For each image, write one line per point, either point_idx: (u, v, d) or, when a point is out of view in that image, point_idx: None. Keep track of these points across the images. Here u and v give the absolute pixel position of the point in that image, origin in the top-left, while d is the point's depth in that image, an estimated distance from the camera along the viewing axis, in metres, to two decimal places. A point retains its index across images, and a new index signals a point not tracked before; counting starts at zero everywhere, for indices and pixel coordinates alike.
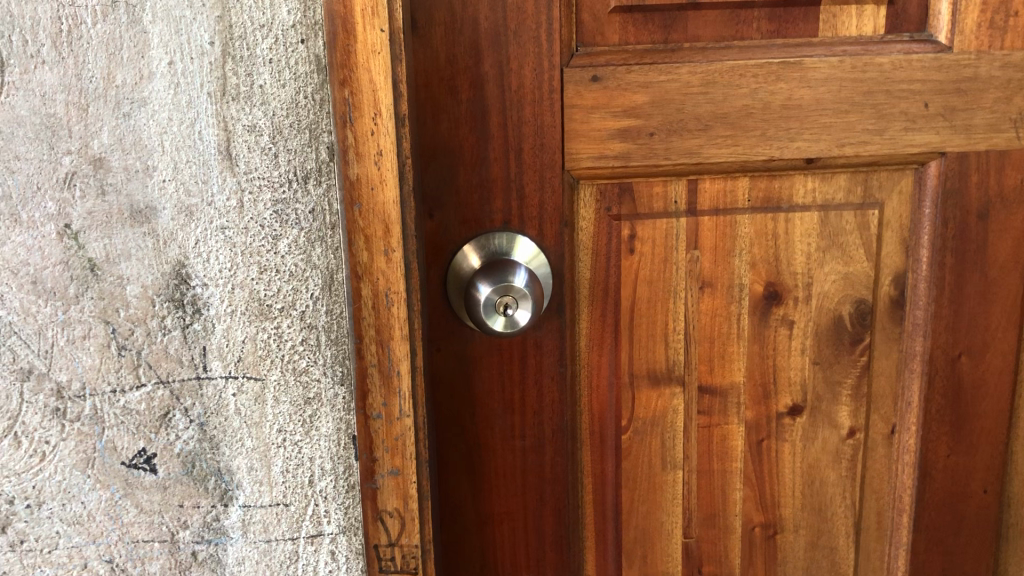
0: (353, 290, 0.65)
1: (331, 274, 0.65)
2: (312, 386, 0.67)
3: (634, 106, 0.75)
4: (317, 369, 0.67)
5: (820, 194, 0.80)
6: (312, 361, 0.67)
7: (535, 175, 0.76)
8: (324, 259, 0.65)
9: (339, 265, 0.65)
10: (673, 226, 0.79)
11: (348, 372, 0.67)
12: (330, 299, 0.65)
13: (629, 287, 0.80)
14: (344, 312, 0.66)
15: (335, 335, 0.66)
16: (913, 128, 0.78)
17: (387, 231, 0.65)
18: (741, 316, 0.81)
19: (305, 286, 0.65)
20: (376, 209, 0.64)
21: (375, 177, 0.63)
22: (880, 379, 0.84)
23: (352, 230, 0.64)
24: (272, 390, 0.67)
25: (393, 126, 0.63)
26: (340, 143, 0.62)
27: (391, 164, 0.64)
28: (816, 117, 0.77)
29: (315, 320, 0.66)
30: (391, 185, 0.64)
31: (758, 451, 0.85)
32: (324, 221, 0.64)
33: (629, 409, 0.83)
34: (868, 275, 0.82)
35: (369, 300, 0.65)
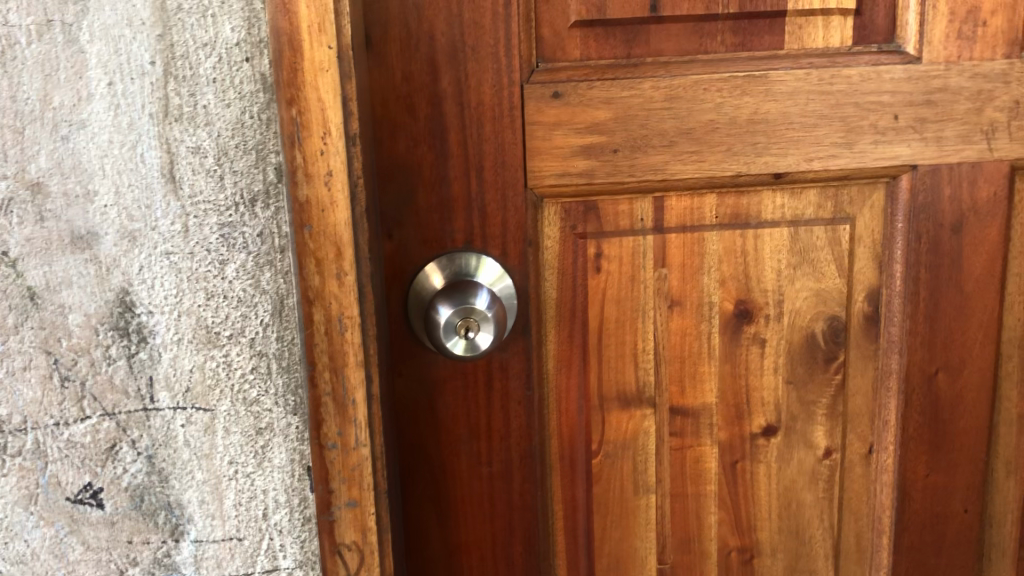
0: (305, 315, 0.63)
1: (281, 299, 0.63)
2: (263, 416, 0.65)
3: (597, 122, 0.74)
4: (268, 399, 0.65)
5: (789, 210, 0.78)
6: (263, 390, 0.64)
7: (497, 193, 0.74)
8: (273, 284, 0.63)
9: (289, 290, 0.63)
10: (640, 243, 0.77)
11: (301, 400, 0.65)
12: (281, 325, 0.63)
13: (597, 307, 0.78)
14: (295, 338, 0.64)
15: (287, 362, 0.64)
16: (883, 141, 0.76)
17: (339, 254, 0.62)
18: (712, 335, 0.79)
19: (254, 313, 0.63)
20: (327, 230, 0.62)
21: (325, 198, 0.61)
22: (856, 399, 0.82)
23: (303, 253, 0.62)
24: (222, 421, 0.65)
25: (344, 146, 0.61)
26: (288, 163, 0.61)
27: (342, 184, 0.61)
28: (784, 131, 0.75)
29: (265, 347, 0.64)
30: (343, 207, 0.61)
31: (732, 473, 0.83)
32: (272, 245, 0.62)
33: (599, 432, 0.81)
34: (841, 292, 0.80)
35: (321, 325, 0.63)
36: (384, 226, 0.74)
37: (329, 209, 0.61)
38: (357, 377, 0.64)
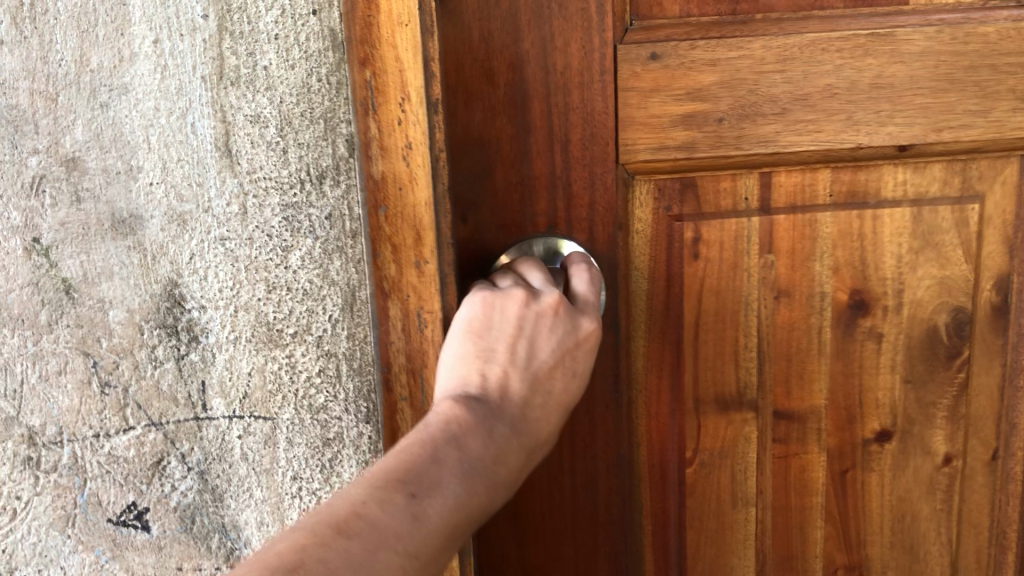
0: (380, 309, 0.53)
1: (353, 292, 0.54)
2: (332, 425, 0.56)
3: (699, 87, 0.65)
4: (337, 406, 0.56)
5: (912, 187, 0.69)
6: (331, 396, 0.55)
7: (585, 170, 0.66)
8: (344, 273, 0.54)
9: (363, 281, 0.54)
10: (744, 226, 0.69)
11: (374, 407, 0.56)
12: (351, 321, 0.54)
13: (693, 298, 0.70)
14: (368, 336, 0.55)
15: (358, 364, 0.55)
16: (1021, 108, 0.67)
17: (418, 239, 0.52)
18: (822, 329, 0.71)
19: (321, 307, 0.54)
20: (406, 213, 0.52)
21: (403, 176, 0.52)
22: (980, 400, 0.73)
23: (377, 238, 0.52)
24: (285, 432, 0.56)
25: (424, 113, 0.51)
26: (361, 135, 0.51)
27: (422, 158, 0.51)
28: (910, 97, 0.66)
29: (334, 346, 0.55)
30: (423, 184, 0.51)
31: (840, 483, 0.74)
32: (343, 228, 0.53)
33: (694, 439, 0.72)
34: (967, 279, 0.71)
35: (398, 321, 0.54)
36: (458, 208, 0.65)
37: (408, 188, 0.52)
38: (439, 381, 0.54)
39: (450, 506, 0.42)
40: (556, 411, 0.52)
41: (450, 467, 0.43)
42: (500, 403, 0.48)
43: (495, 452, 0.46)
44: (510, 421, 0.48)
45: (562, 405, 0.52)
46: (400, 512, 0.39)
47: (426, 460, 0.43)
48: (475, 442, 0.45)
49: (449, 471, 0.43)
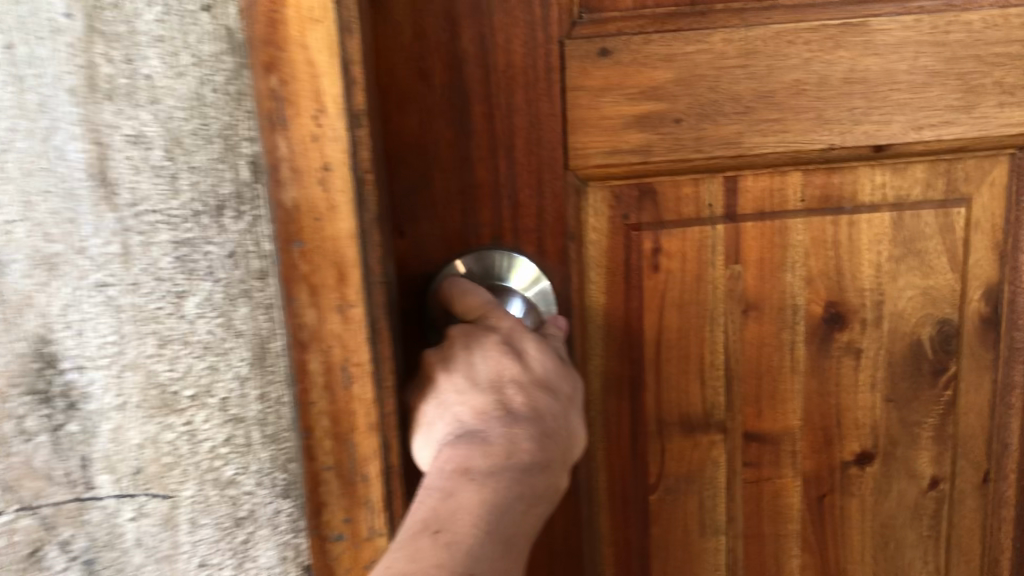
0: (299, 363, 0.50)
1: (264, 344, 0.51)
2: (242, 500, 0.54)
3: (655, 85, 0.59)
4: (248, 479, 0.54)
5: (892, 189, 0.63)
6: (240, 467, 0.53)
7: (533, 176, 0.60)
8: (251, 324, 0.51)
9: (274, 332, 0.51)
10: (708, 235, 0.63)
11: (292, 479, 0.54)
12: (262, 380, 0.52)
13: (654, 313, 0.64)
14: (283, 397, 0.53)
15: (273, 430, 0.53)
16: (1009, 103, 0.61)
17: (341, 279, 0.48)
18: (795, 345, 0.65)
19: (226, 363, 0.51)
20: (325, 245, 0.48)
21: (320, 203, 0.47)
22: (969, 419, 0.68)
23: (293, 276, 0.48)
24: (186, 508, 0.54)
25: (343, 128, 0.46)
26: (269, 153, 0.46)
27: (342, 180, 0.47)
28: (887, 92, 0.60)
29: (241, 409, 0.52)
30: (344, 214, 0.47)
31: (817, 510, 0.69)
32: (248, 268, 0.50)
33: (658, 464, 0.67)
34: (953, 290, 0.65)
35: (320, 375, 0.50)
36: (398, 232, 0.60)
37: (327, 217, 0.47)
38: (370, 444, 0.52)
39: (480, 515, 0.45)
40: (553, 390, 0.54)
41: (461, 490, 0.47)
42: (481, 419, 0.51)
43: (500, 461, 0.49)
44: (502, 424, 0.51)
45: (556, 384, 0.54)
46: (432, 548, 0.43)
47: (438, 501, 0.46)
48: (478, 463, 0.48)
49: (460, 494, 0.46)
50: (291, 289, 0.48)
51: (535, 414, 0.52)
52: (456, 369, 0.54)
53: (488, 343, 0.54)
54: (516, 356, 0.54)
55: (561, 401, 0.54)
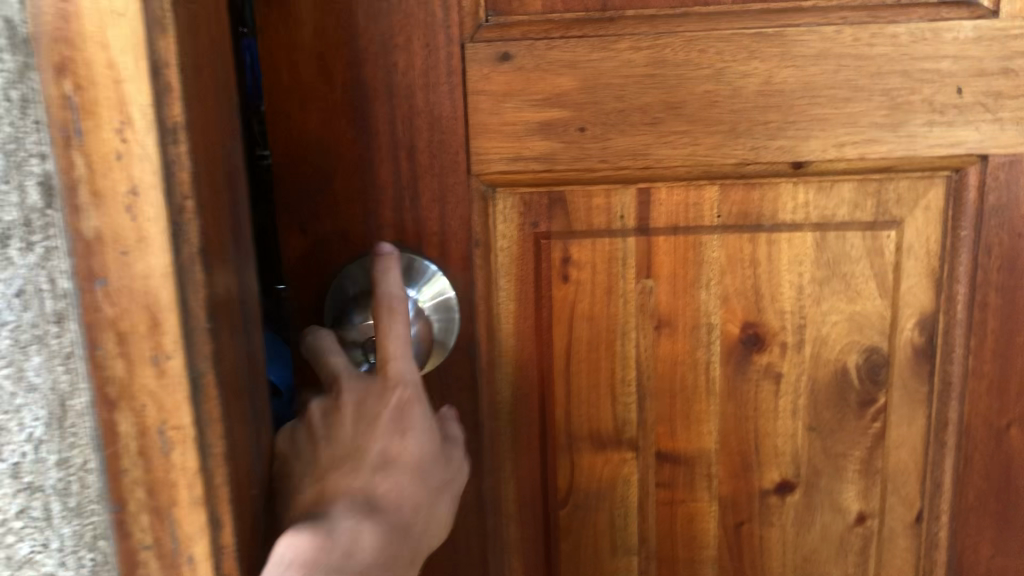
0: (106, 425, 0.41)
1: (62, 403, 0.42)
2: None
3: (558, 92, 0.57)
4: (49, 558, 0.44)
5: (816, 209, 0.60)
6: (37, 545, 0.43)
7: (434, 180, 0.59)
8: (47, 377, 0.41)
9: (76, 388, 0.42)
10: (619, 247, 0.61)
11: (103, 559, 0.44)
12: (63, 442, 0.42)
13: (563, 325, 0.63)
14: (88, 463, 0.43)
15: (77, 502, 0.43)
16: (941, 123, 0.57)
17: (154, 326, 0.40)
18: (710, 365, 0.63)
19: (15, 424, 0.42)
20: (135, 284, 0.39)
21: (127, 231, 0.39)
22: (899, 454, 0.64)
23: (98, 323, 0.40)
24: None
25: (151, 144, 0.38)
26: (65, 171, 0.38)
27: (152, 206, 0.38)
28: (806, 107, 0.57)
29: (40, 479, 0.43)
30: (155, 249, 0.39)
31: (734, 537, 0.66)
32: (40, 309, 0.41)
33: (567, 477, 0.66)
34: (882, 316, 0.62)
35: (133, 441, 0.41)
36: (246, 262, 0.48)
37: (136, 251, 0.39)
38: (194, 523, 0.42)
39: None
40: (421, 485, 0.51)
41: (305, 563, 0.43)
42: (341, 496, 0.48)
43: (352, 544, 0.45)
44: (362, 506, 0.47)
45: (426, 477, 0.51)
46: None
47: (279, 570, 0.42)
48: (323, 556, 0.43)
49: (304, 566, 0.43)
50: (96, 336, 0.40)
51: (394, 506, 0.49)
52: (333, 437, 0.50)
53: (373, 417, 0.51)
54: (395, 429, 0.51)
55: (427, 497, 0.51)
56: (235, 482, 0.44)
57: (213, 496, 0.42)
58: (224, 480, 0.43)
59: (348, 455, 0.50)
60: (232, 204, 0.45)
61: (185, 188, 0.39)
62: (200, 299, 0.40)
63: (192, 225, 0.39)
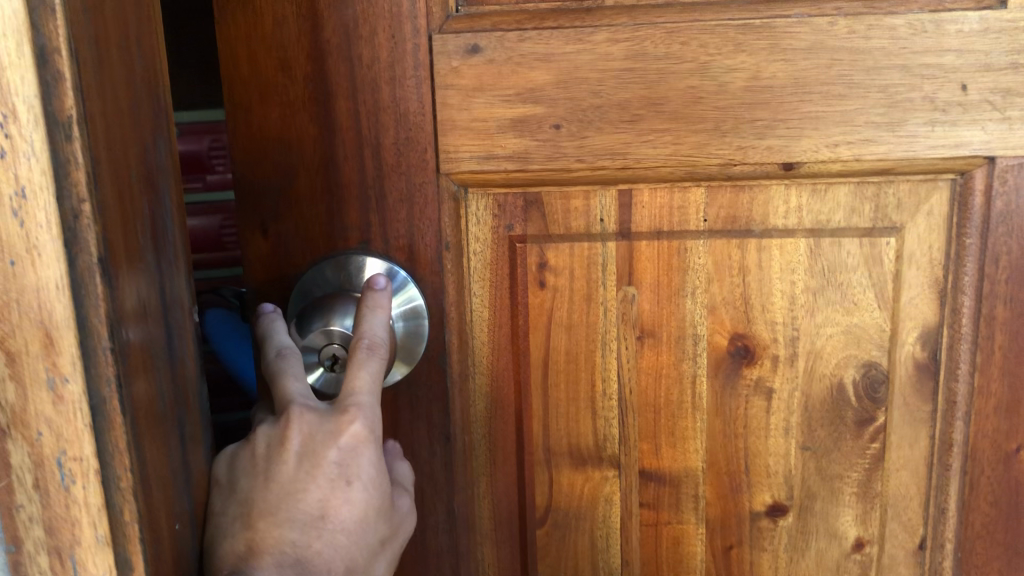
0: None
1: None
2: None
3: (531, 87, 0.54)
4: None
5: (809, 213, 0.56)
6: None
7: (400, 179, 0.56)
8: None
9: None
10: (598, 252, 0.58)
11: None
12: None
13: (541, 334, 0.60)
14: None
15: None
16: (944, 122, 0.52)
17: (50, 346, 0.34)
18: (697, 379, 0.59)
19: None
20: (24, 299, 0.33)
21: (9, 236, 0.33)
22: (901, 477, 0.60)
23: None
24: None
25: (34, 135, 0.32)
26: None
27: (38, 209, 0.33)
28: (796, 103, 0.53)
29: None
30: (45, 258, 0.33)
31: (722, 562, 0.62)
32: None
33: (545, 495, 0.62)
34: (881, 329, 0.57)
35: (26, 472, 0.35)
36: (179, 278, 0.43)
37: (25, 260, 0.33)
38: (99, 564, 0.36)
39: None
40: (357, 544, 0.46)
41: None
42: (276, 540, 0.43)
43: None
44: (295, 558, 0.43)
45: (364, 534, 0.47)
46: None
47: None
48: None
49: None
50: None
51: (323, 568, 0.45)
52: (272, 475, 0.46)
53: (318, 462, 0.46)
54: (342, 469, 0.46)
55: (360, 556, 0.47)
56: (149, 518, 0.37)
57: (123, 536, 0.36)
58: (136, 519, 0.36)
59: (285, 503, 0.45)
60: (144, 204, 0.39)
61: (79, 189, 0.33)
62: (102, 315, 0.34)
63: (90, 231, 0.34)
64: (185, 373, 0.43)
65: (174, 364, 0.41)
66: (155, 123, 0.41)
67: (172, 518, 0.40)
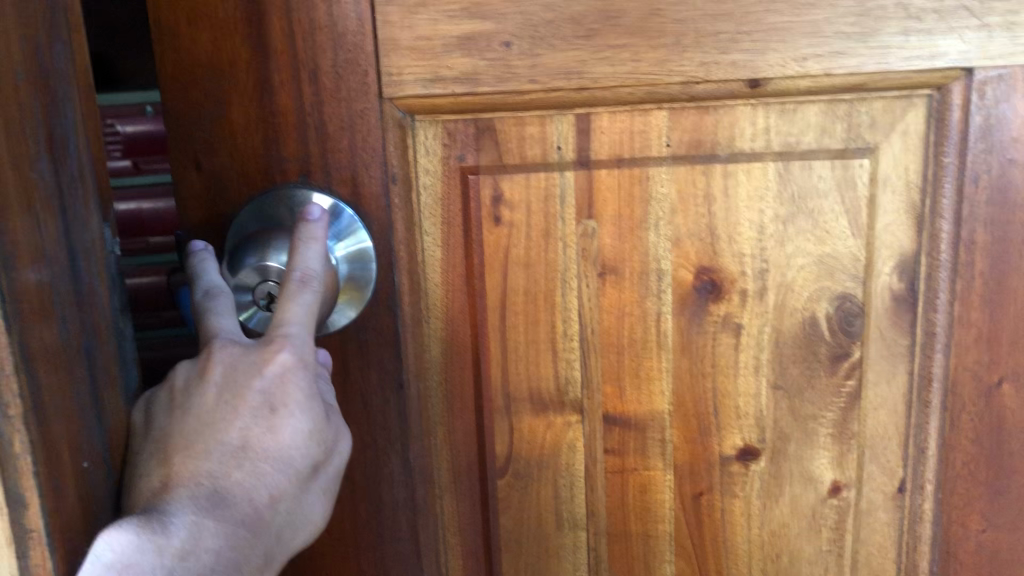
0: None
1: None
2: None
3: (478, 2, 0.50)
4: None
5: (777, 135, 0.53)
6: None
7: (341, 105, 0.53)
8: None
9: None
10: (556, 181, 0.54)
11: None
12: None
13: (497, 272, 0.56)
14: None
15: None
16: (919, 30, 0.49)
17: None
18: (661, 317, 0.56)
19: None
20: None
21: None
22: (879, 416, 0.57)
23: None
24: None
25: None
26: None
27: None
28: (761, 14, 0.49)
29: None
30: None
31: (692, 509, 0.60)
32: None
33: (505, 443, 0.59)
34: (855, 258, 0.54)
35: None
36: (90, 200, 0.40)
37: None
38: None
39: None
40: (288, 471, 0.43)
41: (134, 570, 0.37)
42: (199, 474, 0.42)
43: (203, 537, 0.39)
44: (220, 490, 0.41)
45: (297, 461, 0.44)
46: None
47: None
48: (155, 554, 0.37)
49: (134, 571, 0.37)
50: None
51: (246, 496, 0.42)
52: (192, 407, 0.44)
53: (239, 390, 0.43)
54: (268, 395, 0.44)
55: (294, 484, 0.44)
56: (46, 451, 0.35)
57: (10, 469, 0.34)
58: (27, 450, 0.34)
59: (203, 431, 0.43)
60: (41, 115, 0.36)
61: None
62: None
63: None
64: (96, 305, 0.40)
65: (82, 292, 0.38)
66: (51, 23, 0.37)
67: (80, 456, 0.38)
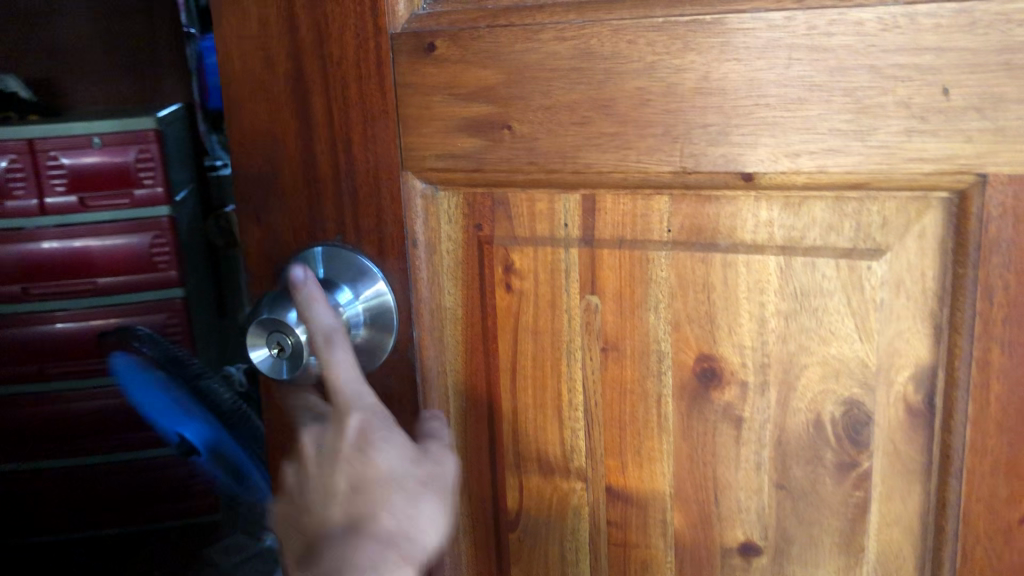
0: None
1: None
2: None
3: (485, 87, 0.53)
4: None
5: (780, 229, 0.51)
6: None
7: (370, 174, 0.57)
8: None
9: None
10: (561, 257, 0.56)
11: None
12: None
13: (508, 338, 0.58)
14: None
15: None
16: (922, 131, 0.45)
17: None
18: (662, 400, 0.56)
19: None
20: None
21: None
22: (891, 534, 0.52)
23: None
24: None
25: None
26: None
27: None
28: (751, 107, 0.48)
29: None
30: None
31: None
32: None
33: (516, 498, 0.61)
34: (863, 364, 0.51)
35: None
36: None
37: None
38: None
39: None
40: (405, 487, 0.51)
41: None
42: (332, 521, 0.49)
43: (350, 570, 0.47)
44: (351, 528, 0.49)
45: (400, 480, 0.51)
46: None
47: None
48: None
49: None
50: None
51: (382, 517, 0.49)
52: (303, 483, 0.51)
53: (336, 447, 0.51)
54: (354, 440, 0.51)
55: (417, 493, 0.51)
56: None
57: None
58: None
59: (321, 488, 0.51)
60: None
61: None
62: None
63: None
64: None
65: None
66: None
67: None
